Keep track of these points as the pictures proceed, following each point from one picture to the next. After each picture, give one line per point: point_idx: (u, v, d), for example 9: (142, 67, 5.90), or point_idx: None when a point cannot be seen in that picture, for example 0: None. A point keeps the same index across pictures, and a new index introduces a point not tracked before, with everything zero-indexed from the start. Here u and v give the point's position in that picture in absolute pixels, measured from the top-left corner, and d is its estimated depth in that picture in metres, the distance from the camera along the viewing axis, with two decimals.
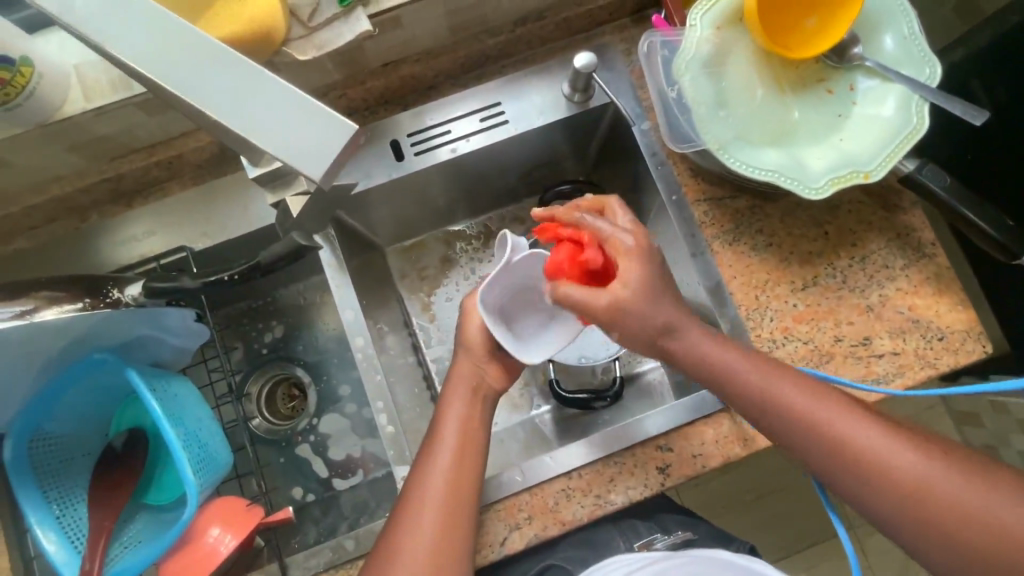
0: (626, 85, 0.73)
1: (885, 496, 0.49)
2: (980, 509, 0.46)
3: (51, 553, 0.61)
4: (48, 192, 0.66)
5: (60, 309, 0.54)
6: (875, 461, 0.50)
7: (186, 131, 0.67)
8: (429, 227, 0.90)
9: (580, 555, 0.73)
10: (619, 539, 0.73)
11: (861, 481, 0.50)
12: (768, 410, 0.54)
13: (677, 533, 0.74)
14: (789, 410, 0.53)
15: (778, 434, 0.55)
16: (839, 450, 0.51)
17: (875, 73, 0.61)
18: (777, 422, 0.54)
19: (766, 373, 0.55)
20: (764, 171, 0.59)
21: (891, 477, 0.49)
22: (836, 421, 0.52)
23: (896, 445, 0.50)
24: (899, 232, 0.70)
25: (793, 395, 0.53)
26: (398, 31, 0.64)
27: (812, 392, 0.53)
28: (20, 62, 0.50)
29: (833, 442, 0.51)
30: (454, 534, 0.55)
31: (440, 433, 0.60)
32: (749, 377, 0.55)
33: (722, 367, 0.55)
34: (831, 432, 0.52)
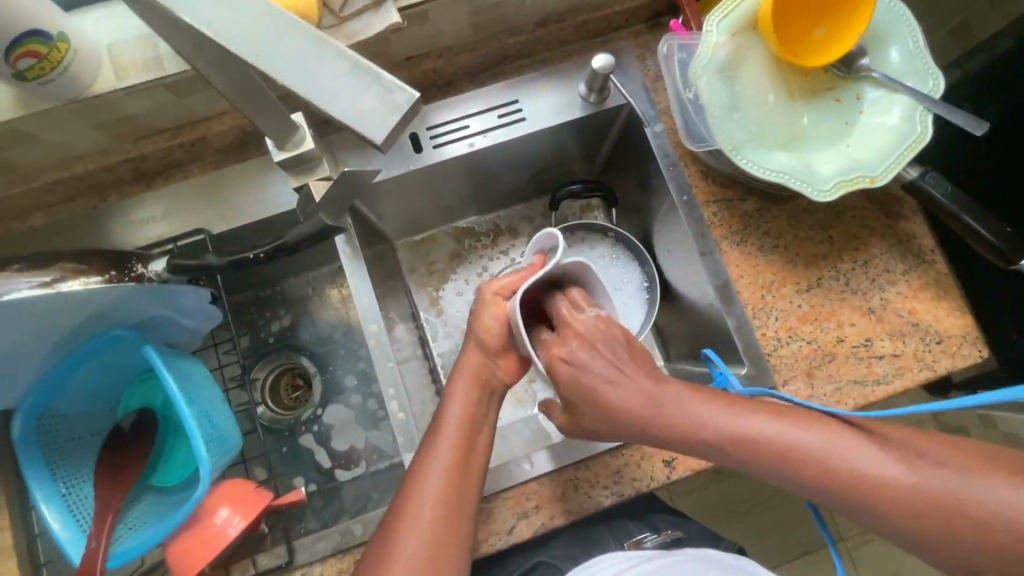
0: (640, 88, 0.76)
1: (911, 521, 0.47)
2: (981, 499, 0.45)
3: (56, 530, 0.60)
4: (71, 169, 0.67)
5: (85, 281, 0.55)
6: (886, 486, 0.48)
7: (211, 115, 0.68)
8: (440, 222, 0.91)
9: (571, 553, 0.72)
10: (609, 539, 0.73)
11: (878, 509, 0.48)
12: (730, 447, 0.53)
13: (664, 532, 0.73)
14: (784, 452, 0.51)
15: (775, 480, 0.52)
16: (845, 484, 0.49)
17: (881, 83, 0.64)
18: (773, 471, 0.52)
19: (750, 417, 0.53)
20: (775, 173, 0.62)
21: (903, 491, 0.47)
22: (797, 438, 0.51)
23: (861, 448, 0.50)
24: (900, 238, 0.72)
25: (783, 432, 0.52)
26: (425, 25, 0.65)
27: (802, 428, 0.52)
28: (57, 38, 0.51)
29: (836, 476, 0.49)
30: (453, 527, 0.55)
31: (446, 421, 0.60)
32: (734, 424, 0.53)
33: (706, 419, 0.54)
34: (832, 463, 0.50)
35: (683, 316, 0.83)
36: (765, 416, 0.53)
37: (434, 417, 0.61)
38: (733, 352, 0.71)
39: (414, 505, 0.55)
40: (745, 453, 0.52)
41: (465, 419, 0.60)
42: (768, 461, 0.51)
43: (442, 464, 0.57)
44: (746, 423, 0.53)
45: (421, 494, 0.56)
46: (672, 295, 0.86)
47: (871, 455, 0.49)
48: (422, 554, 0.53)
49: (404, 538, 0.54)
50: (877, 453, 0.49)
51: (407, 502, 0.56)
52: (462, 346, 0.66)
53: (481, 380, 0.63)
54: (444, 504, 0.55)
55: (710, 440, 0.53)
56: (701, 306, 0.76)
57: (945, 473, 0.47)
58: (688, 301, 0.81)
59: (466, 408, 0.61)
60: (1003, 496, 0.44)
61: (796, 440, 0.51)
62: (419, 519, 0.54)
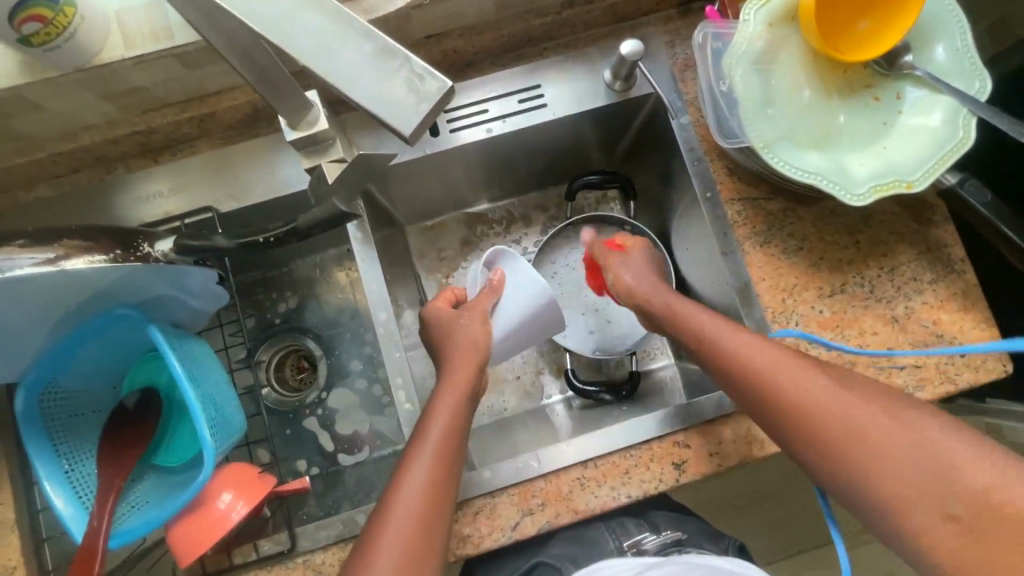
0: (668, 77, 0.72)
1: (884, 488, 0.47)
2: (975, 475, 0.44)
3: (59, 508, 0.60)
4: (77, 140, 0.65)
5: (91, 259, 0.53)
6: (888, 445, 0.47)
7: (221, 89, 0.66)
8: (452, 207, 0.88)
9: (569, 552, 0.70)
10: (607, 537, 0.71)
11: (864, 461, 0.47)
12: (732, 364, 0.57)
13: (666, 532, 0.72)
14: (787, 387, 0.53)
15: (774, 417, 0.54)
16: (837, 434, 0.49)
17: (923, 83, 0.61)
18: (764, 406, 0.54)
19: (769, 352, 0.55)
20: (807, 174, 0.59)
21: (898, 447, 0.46)
22: (800, 373, 0.53)
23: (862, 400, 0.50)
24: (929, 246, 0.69)
25: (808, 379, 0.52)
26: (446, 3, 0.63)
27: (818, 376, 0.52)
28: (64, 3, 0.49)
29: (830, 416, 0.50)
30: (436, 523, 0.53)
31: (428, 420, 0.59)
32: (768, 363, 0.55)
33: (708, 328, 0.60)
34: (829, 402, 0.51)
35: None
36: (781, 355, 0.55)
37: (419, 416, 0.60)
38: None
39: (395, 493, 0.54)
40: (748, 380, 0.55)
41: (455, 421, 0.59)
42: (765, 386, 0.54)
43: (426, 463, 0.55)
44: (759, 355, 0.55)
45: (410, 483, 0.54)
46: (688, 293, 0.83)
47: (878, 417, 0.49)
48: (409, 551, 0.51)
49: (388, 523, 0.52)
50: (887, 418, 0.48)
51: (396, 495, 0.54)
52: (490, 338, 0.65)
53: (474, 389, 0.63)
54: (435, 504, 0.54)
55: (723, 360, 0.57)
56: (719, 306, 0.74)
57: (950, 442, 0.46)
58: (704, 300, 0.78)
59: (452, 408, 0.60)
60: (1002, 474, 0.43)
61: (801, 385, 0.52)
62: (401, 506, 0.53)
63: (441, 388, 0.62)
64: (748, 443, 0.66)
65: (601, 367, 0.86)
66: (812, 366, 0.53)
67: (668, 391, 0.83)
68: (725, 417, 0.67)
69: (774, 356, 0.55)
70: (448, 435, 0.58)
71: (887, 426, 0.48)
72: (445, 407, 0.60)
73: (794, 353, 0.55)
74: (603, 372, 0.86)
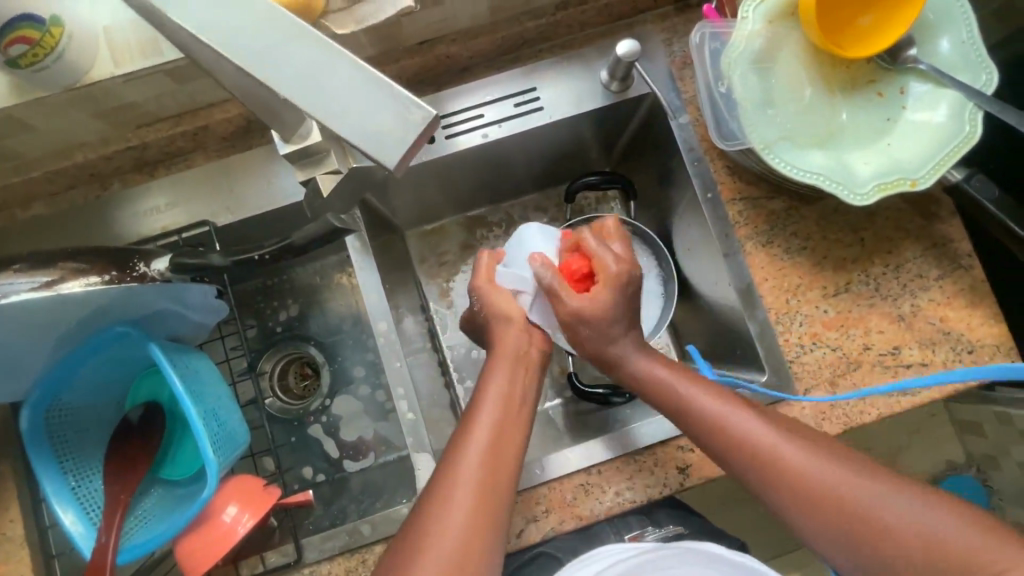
0: (666, 76, 0.71)
1: (861, 547, 0.50)
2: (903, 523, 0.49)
3: (67, 525, 0.60)
4: (71, 158, 0.65)
5: (85, 281, 0.53)
6: (833, 495, 0.51)
7: (214, 102, 0.65)
8: (452, 211, 0.87)
9: (571, 544, 0.70)
10: (610, 532, 0.70)
11: (810, 505, 0.52)
12: (684, 417, 0.58)
13: (667, 526, 0.72)
14: (706, 431, 0.57)
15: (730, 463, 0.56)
16: (821, 510, 0.51)
17: (928, 76, 0.59)
18: (759, 483, 0.54)
19: (702, 398, 0.58)
20: (809, 174, 0.58)
21: (837, 497, 0.51)
22: (741, 421, 0.55)
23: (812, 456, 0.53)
24: (935, 242, 0.68)
25: (753, 430, 0.55)
26: (438, 8, 0.62)
27: (736, 422, 0.56)
28: (50, 22, 0.48)
29: (777, 465, 0.53)
30: (492, 516, 0.52)
31: (478, 408, 0.57)
32: (708, 409, 0.57)
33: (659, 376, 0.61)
34: (775, 454, 0.53)
35: (702, 314, 0.80)
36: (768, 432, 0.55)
37: (467, 407, 0.58)
38: (754, 357, 0.69)
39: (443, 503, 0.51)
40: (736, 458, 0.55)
41: (500, 410, 0.57)
42: (710, 438, 0.56)
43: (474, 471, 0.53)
44: (743, 427, 0.55)
45: (458, 490, 0.52)
46: (690, 293, 0.82)
47: (860, 486, 0.51)
48: (460, 543, 0.50)
49: (437, 532, 0.50)
50: (866, 488, 0.51)
51: (445, 483, 0.53)
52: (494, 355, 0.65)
53: (517, 360, 0.62)
54: (482, 498, 0.52)
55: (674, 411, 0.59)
56: (722, 306, 0.73)
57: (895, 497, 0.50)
58: (707, 300, 0.77)
59: (496, 400, 0.58)
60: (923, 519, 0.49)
61: (796, 468, 0.53)
62: (453, 518, 0.51)
63: (494, 357, 0.62)
64: None
65: (604, 369, 0.85)
66: (726, 406, 0.56)
67: None
68: None
69: (701, 403, 0.57)
70: (503, 413, 0.57)
71: (833, 478, 0.52)
72: (500, 382, 0.59)
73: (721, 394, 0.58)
74: (606, 374, 0.85)
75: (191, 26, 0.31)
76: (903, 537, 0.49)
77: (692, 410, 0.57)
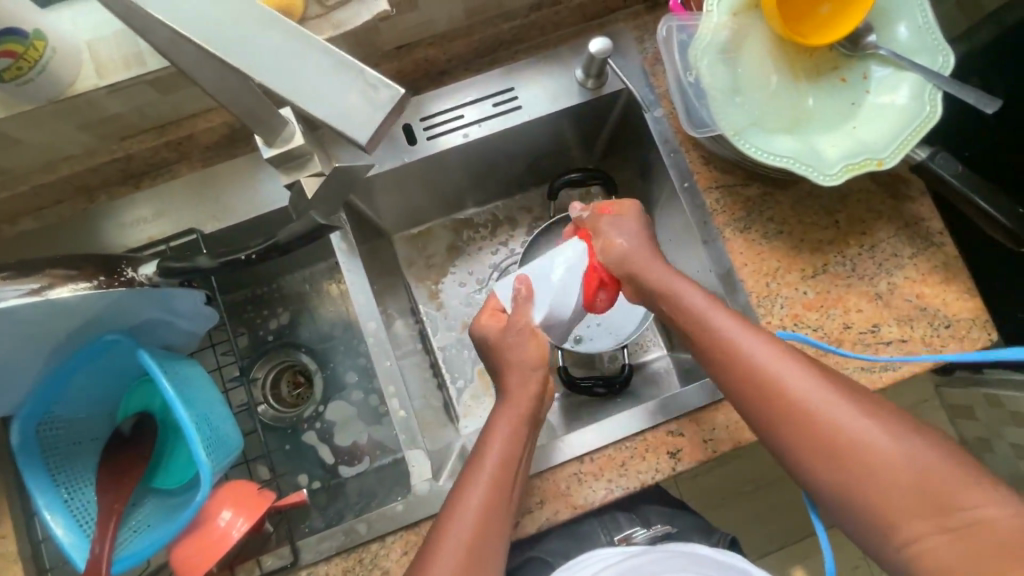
0: (639, 72, 0.73)
1: (846, 476, 0.49)
2: (935, 480, 0.47)
3: (60, 535, 0.60)
4: (58, 171, 0.66)
5: (74, 287, 0.54)
6: (863, 450, 0.49)
7: (197, 112, 0.66)
8: (437, 214, 0.89)
9: (563, 548, 0.70)
10: (600, 532, 0.71)
11: (835, 454, 0.50)
12: (718, 353, 0.57)
13: (656, 526, 0.72)
14: (734, 367, 0.55)
15: (755, 402, 0.54)
16: (835, 449, 0.50)
17: (888, 61, 0.62)
18: (772, 411, 0.53)
19: (740, 334, 0.56)
20: (779, 158, 0.60)
21: (867, 452, 0.49)
22: (776, 362, 0.54)
23: (846, 407, 0.51)
24: (907, 221, 0.70)
25: (788, 371, 0.53)
26: (414, 13, 0.64)
27: (774, 358, 0.54)
28: (33, 36, 0.50)
29: (810, 409, 0.51)
30: (486, 559, 0.52)
31: (485, 451, 0.58)
32: (740, 342, 0.56)
33: (695, 311, 0.60)
34: (808, 399, 0.52)
35: None
36: (777, 354, 0.55)
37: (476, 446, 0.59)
38: None
39: (444, 545, 0.52)
40: (739, 375, 0.55)
41: (504, 451, 0.57)
42: (740, 374, 0.55)
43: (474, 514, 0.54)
44: (775, 367, 0.54)
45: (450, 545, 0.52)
46: None
47: (860, 420, 0.50)
48: None
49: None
50: (867, 420, 0.50)
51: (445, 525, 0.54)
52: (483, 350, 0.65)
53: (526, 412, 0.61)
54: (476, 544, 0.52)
55: (706, 344, 0.58)
56: (705, 294, 0.75)
57: (929, 455, 0.48)
58: None
59: (501, 444, 0.58)
60: (956, 483, 0.46)
61: (805, 394, 0.52)
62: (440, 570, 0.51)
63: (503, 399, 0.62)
64: (742, 427, 0.67)
65: (595, 363, 0.86)
66: (764, 345, 0.55)
67: (663, 380, 0.83)
68: (716, 403, 0.67)
69: (736, 336, 0.56)
70: (506, 463, 0.57)
71: (865, 430, 0.49)
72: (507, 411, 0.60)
73: (760, 334, 0.56)
74: (597, 368, 0.86)
75: (168, 21, 0.32)
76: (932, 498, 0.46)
77: (703, 325, 0.58)
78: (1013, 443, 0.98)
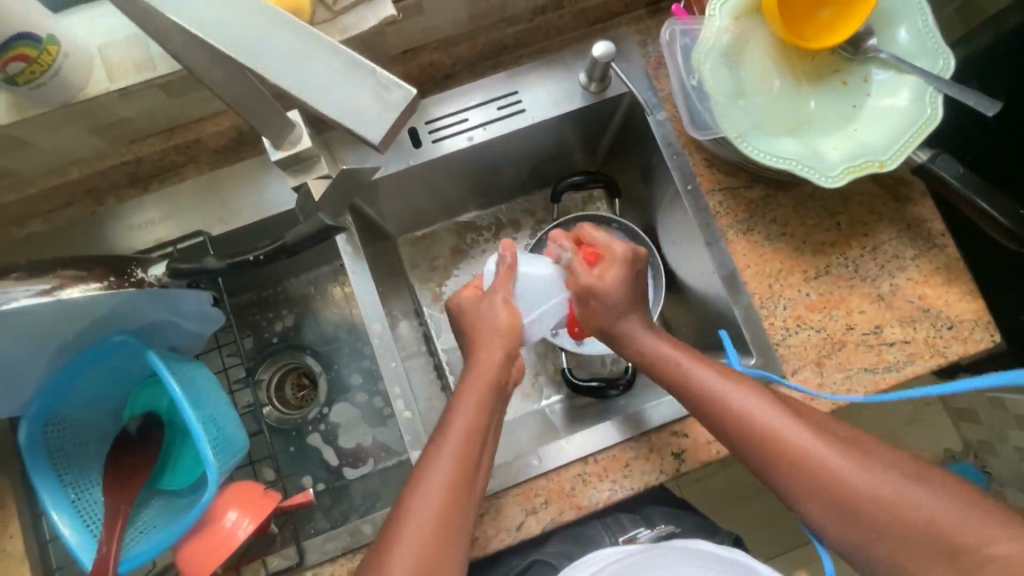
0: (642, 75, 0.74)
1: (838, 516, 0.51)
2: (922, 510, 0.49)
3: (67, 536, 0.60)
4: (67, 174, 0.66)
5: (84, 288, 0.55)
6: (850, 487, 0.51)
7: (206, 115, 0.67)
8: (441, 217, 0.89)
9: (566, 550, 0.70)
10: (604, 534, 0.71)
11: (826, 495, 0.52)
12: (703, 407, 0.59)
13: (660, 526, 0.71)
14: (719, 420, 0.58)
15: (744, 452, 0.56)
16: (826, 490, 0.52)
17: (889, 64, 0.62)
18: (761, 459, 0.55)
19: (721, 384, 0.58)
20: (781, 160, 0.60)
21: (854, 490, 0.51)
22: (757, 412, 0.56)
23: (828, 448, 0.53)
24: (909, 223, 0.71)
25: (769, 418, 0.55)
26: (419, 18, 0.65)
27: (753, 409, 0.56)
28: (46, 41, 0.51)
29: (794, 456, 0.53)
30: (452, 540, 0.53)
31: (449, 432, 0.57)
32: (721, 394, 0.58)
33: (680, 364, 0.61)
34: (790, 447, 0.54)
35: (690, 306, 0.81)
36: (769, 407, 0.56)
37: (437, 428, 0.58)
38: (742, 343, 0.70)
39: (405, 534, 0.52)
40: (736, 434, 0.57)
41: (469, 438, 0.56)
42: (727, 426, 0.57)
43: (440, 500, 0.53)
44: (757, 415, 0.56)
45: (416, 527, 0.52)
46: (678, 287, 0.84)
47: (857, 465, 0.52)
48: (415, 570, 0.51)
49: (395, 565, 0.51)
50: (850, 464, 0.52)
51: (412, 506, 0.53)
52: (487, 351, 0.65)
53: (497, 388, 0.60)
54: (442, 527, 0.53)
55: (691, 398, 0.59)
56: (707, 296, 0.75)
57: (913, 489, 0.49)
58: (694, 291, 0.79)
59: (466, 430, 0.57)
60: (945, 514, 0.48)
61: (789, 439, 0.54)
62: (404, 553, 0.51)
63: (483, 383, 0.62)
64: None
65: (598, 365, 0.86)
66: (743, 395, 0.57)
67: None
68: None
69: (716, 390, 0.58)
70: (472, 447, 0.57)
71: (848, 470, 0.51)
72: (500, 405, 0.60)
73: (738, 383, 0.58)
74: (600, 370, 0.86)
75: (183, 23, 0.33)
76: (923, 530, 0.48)
77: (686, 379, 0.60)
78: (1017, 446, 0.98)
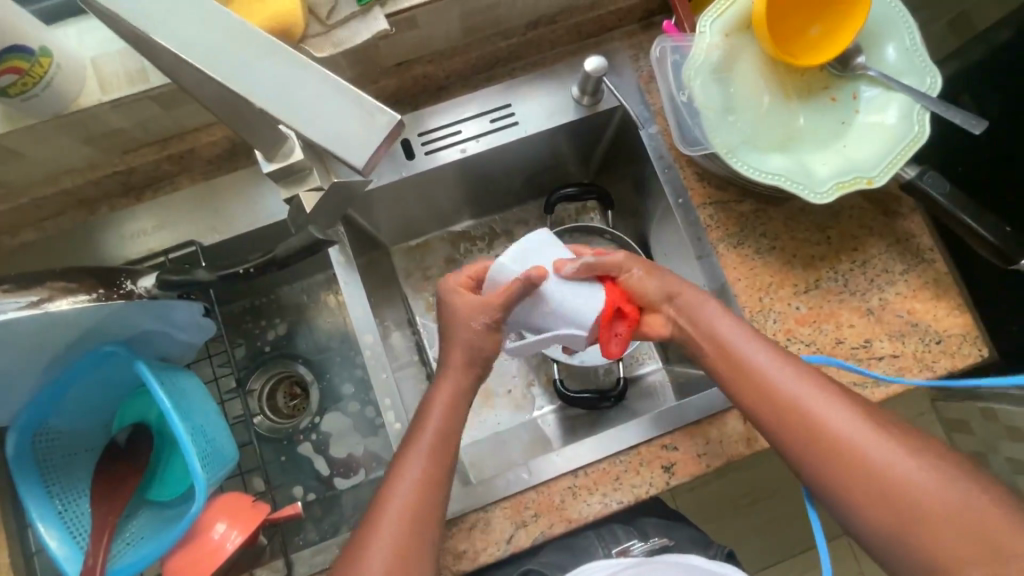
0: (634, 90, 0.75)
1: (887, 514, 0.51)
2: (971, 510, 0.49)
3: (53, 548, 0.60)
4: (59, 183, 0.66)
5: (74, 299, 0.55)
6: (902, 483, 0.51)
7: (199, 126, 0.67)
8: (435, 227, 0.89)
9: (559, 561, 0.69)
10: (597, 545, 0.70)
11: (877, 492, 0.51)
12: (763, 395, 0.56)
13: (653, 538, 0.72)
14: (777, 411, 0.56)
15: (800, 445, 0.54)
16: (877, 487, 0.51)
17: (877, 82, 0.63)
18: (817, 452, 0.53)
19: (784, 372, 0.56)
20: (772, 176, 0.61)
21: (907, 487, 0.50)
22: (819, 403, 0.54)
23: (886, 444, 0.52)
24: (898, 237, 0.71)
25: (830, 411, 0.54)
26: (413, 31, 0.65)
27: (816, 400, 0.55)
28: (39, 53, 0.51)
29: (852, 450, 0.52)
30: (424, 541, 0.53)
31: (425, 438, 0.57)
32: (784, 383, 0.56)
33: (740, 350, 0.58)
34: (851, 440, 0.53)
35: None
36: (824, 394, 0.55)
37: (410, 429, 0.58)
38: None
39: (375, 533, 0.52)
40: (781, 416, 0.55)
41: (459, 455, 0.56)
42: (787, 416, 0.55)
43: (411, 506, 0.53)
44: (820, 408, 0.54)
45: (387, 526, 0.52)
46: None
47: (900, 455, 0.52)
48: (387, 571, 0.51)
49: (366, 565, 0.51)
50: (908, 461, 0.51)
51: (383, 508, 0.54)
52: None
53: None
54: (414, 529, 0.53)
55: (751, 385, 0.57)
56: None
57: (962, 488, 0.50)
58: None
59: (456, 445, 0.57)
60: (990, 515, 0.48)
61: (848, 433, 0.53)
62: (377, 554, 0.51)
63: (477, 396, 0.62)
64: (734, 441, 0.67)
65: (591, 376, 0.86)
66: (806, 386, 0.55)
67: (658, 395, 0.83)
68: (710, 417, 0.68)
69: (780, 379, 0.56)
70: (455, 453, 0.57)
71: (902, 466, 0.51)
72: None
73: (802, 372, 0.57)
74: (593, 381, 0.86)
75: (170, 46, 0.33)
76: (971, 531, 0.48)
77: (746, 366, 0.58)
78: (1008, 457, 0.98)
